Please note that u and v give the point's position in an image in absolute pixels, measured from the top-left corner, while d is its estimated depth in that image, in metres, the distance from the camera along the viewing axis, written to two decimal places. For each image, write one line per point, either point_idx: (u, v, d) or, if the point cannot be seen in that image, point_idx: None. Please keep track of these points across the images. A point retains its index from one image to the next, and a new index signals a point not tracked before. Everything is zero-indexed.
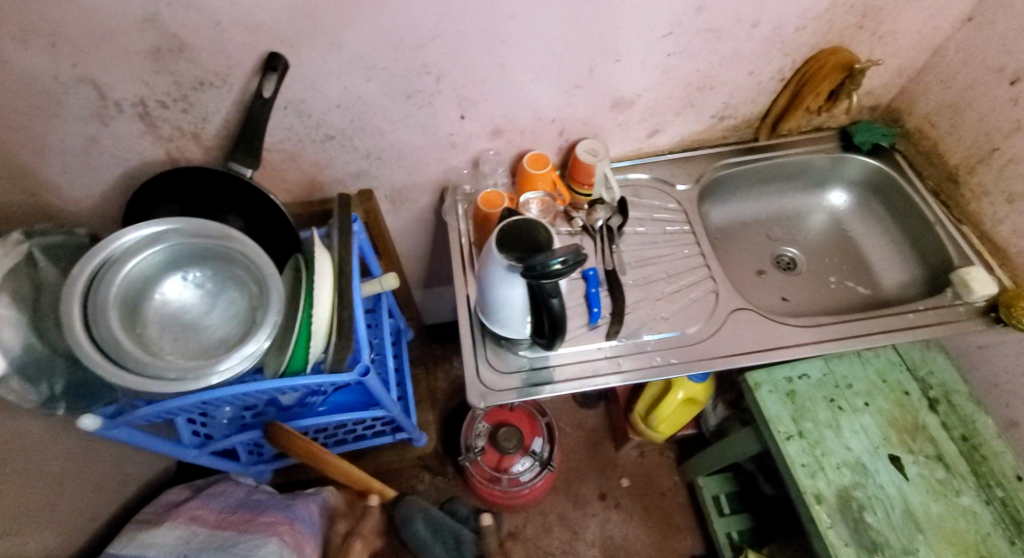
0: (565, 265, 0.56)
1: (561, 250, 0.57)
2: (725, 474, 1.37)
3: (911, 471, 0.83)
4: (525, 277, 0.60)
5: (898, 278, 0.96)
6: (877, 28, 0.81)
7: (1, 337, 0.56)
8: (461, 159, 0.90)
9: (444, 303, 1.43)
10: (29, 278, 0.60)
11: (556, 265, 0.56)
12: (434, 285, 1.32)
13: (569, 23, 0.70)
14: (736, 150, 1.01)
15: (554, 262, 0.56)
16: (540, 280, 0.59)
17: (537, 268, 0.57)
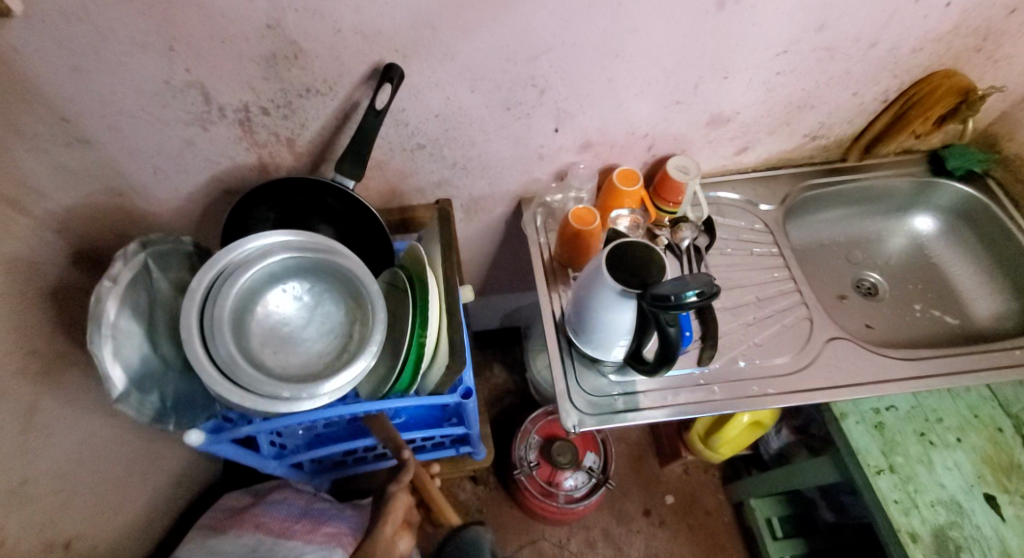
0: (701, 298, 0.55)
1: (695, 282, 0.55)
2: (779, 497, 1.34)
3: (1008, 512, 0.80)
4: (650, 306, 0.58)
5: (989, 309, 0.93)
6: (995, 51, 0.78)
7: (124, 351, 0.60)
8: (546, 171, 0.88)
9: (495, 311, 1.40)
10: (146, 293, 0.64)
11: (691, 298, 0.55)
12: (489, 293, 1.29)
13: (687, 38, 0.68)
14: (822, 170, 0.98)
15: (690, 293, 0.54)
16: (668, 311, 0.57)
17: (670, 300, 0.56)
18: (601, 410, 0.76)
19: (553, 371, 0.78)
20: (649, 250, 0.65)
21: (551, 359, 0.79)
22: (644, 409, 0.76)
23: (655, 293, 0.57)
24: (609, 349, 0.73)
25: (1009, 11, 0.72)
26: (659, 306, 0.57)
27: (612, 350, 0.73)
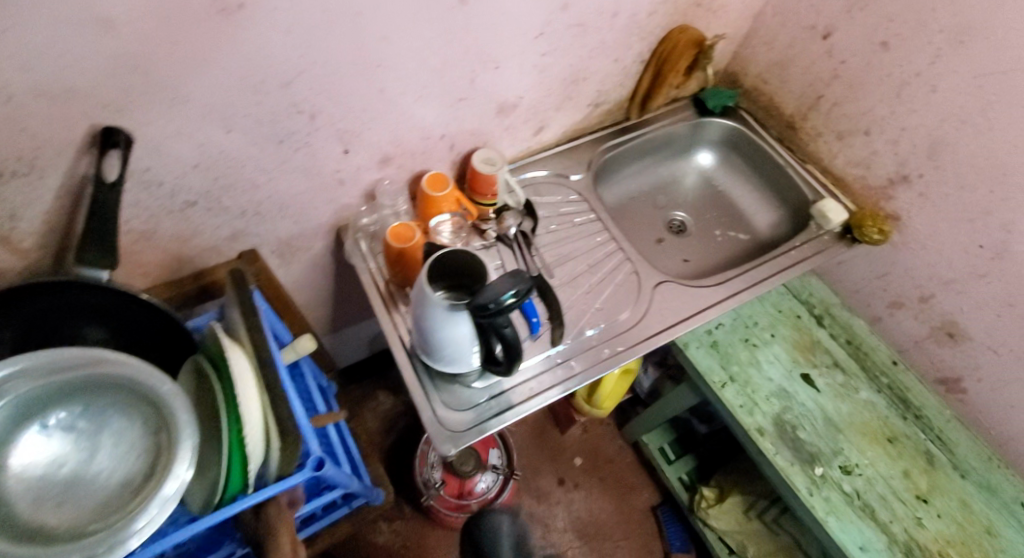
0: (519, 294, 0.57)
1: (508, 283, 0.57)
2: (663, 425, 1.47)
3: (821, 383, 0.95)
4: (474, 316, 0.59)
5: (767, 219, 1.08)
6: (712, 4, 0.89)
7: None
8: (353, 196, 0.82)
9: (355, 344, 1.32)
10: None
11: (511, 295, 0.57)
12: (342, 329, 1.21)
13: (444, 38, 0.66)
14: (614, 132, 1.05)
15: (506, 295, 0.57)
16: (492, 317, 0.58)
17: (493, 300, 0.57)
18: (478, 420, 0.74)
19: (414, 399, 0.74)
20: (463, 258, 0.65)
21: (409, 388, 0.75)
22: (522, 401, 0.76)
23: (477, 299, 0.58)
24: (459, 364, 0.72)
25: None
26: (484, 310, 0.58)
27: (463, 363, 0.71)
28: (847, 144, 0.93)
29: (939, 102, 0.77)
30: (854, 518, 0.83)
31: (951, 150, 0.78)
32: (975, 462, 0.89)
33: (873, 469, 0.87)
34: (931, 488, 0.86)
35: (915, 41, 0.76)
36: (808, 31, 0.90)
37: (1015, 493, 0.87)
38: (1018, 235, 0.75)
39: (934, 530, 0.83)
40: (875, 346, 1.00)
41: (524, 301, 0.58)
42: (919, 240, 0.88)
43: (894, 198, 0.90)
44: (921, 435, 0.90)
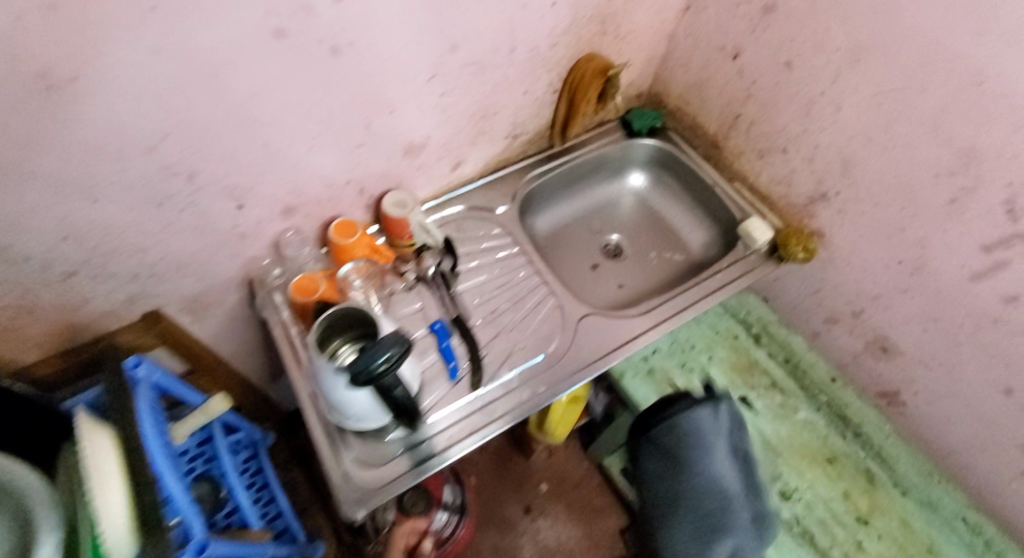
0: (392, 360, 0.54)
1: (384, 346, 0.55)
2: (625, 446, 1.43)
3: (759, 405, 0.93)
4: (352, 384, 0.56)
5: (699, 238, 1.07)
6: (618, 30, 0.88)
7: None
8: (258, 248, 0.79)
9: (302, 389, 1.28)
10: None
11: (383, 362, 0.54)
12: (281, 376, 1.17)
13: (325, 89, 0.65)
14: (540, 160, 1.04)
15: (379, 361, 0.54)
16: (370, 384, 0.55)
17: (363, 371, 0.54)
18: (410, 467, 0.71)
19: (323, 459, 0.70)
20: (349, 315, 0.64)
21: (318, 449, 0.71)
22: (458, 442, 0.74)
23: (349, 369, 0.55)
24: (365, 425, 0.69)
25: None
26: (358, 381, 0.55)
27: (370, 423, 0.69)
28: (768, 162, 0.92)
29: (845, 122, 0.76)
30: (792, 546, 0.81)
31: (860, 168, 0.77)
32: (916, 477, 0.87)
33: (811, 492, 0.85)
34: (871, 508, 0.84)
35: (815, 61, 0.75)
36: (718, 52, 0.89)
37: (957, 508, 0.85)
38: (932, 251, 0.73)
39: (875, 553, 0.81)
40: (812, 361, 0.98)
41: (402, 364, 0.56)
42: (844, 257, 0.87)
43: (816, 215, 0.88)
44: (860, 452, 0.89)
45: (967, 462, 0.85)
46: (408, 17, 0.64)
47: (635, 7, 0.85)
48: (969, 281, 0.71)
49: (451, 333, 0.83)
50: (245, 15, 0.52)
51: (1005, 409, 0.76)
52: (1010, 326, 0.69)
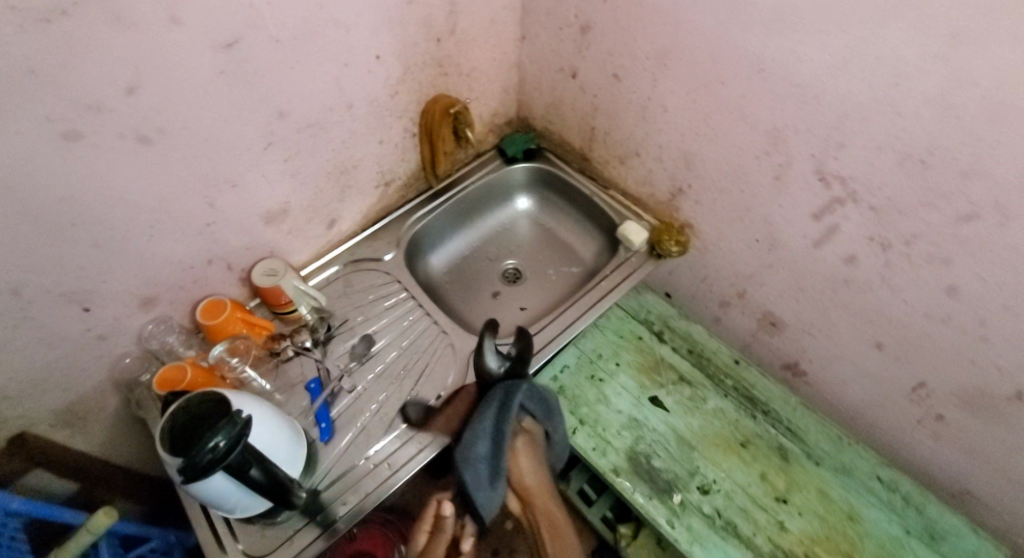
0: (219, 446, 0.54)
1: (213, 431, 0.55)
2: (579, 464, 1.32)
3: (670, 403, 0.93)
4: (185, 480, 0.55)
5: (591, 247, 1.08)
6: (460, 69, 0.91)
7: None
8: (126, 344, 0.79)
9: None
10: None
11: (208, 450, 0.54)
12: None
13: (146, 179, 0.66)
14: (422, 201, 1.05)
15: (209, 446, 0.54)
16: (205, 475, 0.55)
17: (188, 466, 0.53)
18: (319, 532, 0.73)
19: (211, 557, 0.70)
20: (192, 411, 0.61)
21: (207, 549, 0.71)
22: (366, 496, 0.75)
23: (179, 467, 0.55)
24: (250, 511, 0.69)
25: (437, 43, 0.84)
26: (188, 476, 0.54)
27: (256, 507, 0.69)
28: (629, 166, 0.95)
29: (672, 120, 0.80)
30: (718, 542, 0.81)
31: (699, 160, 0.81)
32: (827, 446, 0.89)
33: (728, 481, 0.86)
34: (789, 485, 0.85)
35: (635, 70, 0.80)
36: (560, 74, 0.93)
37: (870, 468, 0.86)
38: (778, 224, 0.78)
39: (797, 530, 0.81)
40: (714, 348, 1.00)
41: (236, 444, 0.56)
42: (712, 243, 0.90)
43: (680, 209, 0.92)
44: (772, 431, 0.90)
45: (870, 421, 0.87)
46: (219, 95, 0.65)
47: (468, 46, 0.89)
48: (813, 248, 0.75)
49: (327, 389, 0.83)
50: (27, 124, 0.54)
51: (881, 361, 0.79)
52: (860, 285, 0.73)
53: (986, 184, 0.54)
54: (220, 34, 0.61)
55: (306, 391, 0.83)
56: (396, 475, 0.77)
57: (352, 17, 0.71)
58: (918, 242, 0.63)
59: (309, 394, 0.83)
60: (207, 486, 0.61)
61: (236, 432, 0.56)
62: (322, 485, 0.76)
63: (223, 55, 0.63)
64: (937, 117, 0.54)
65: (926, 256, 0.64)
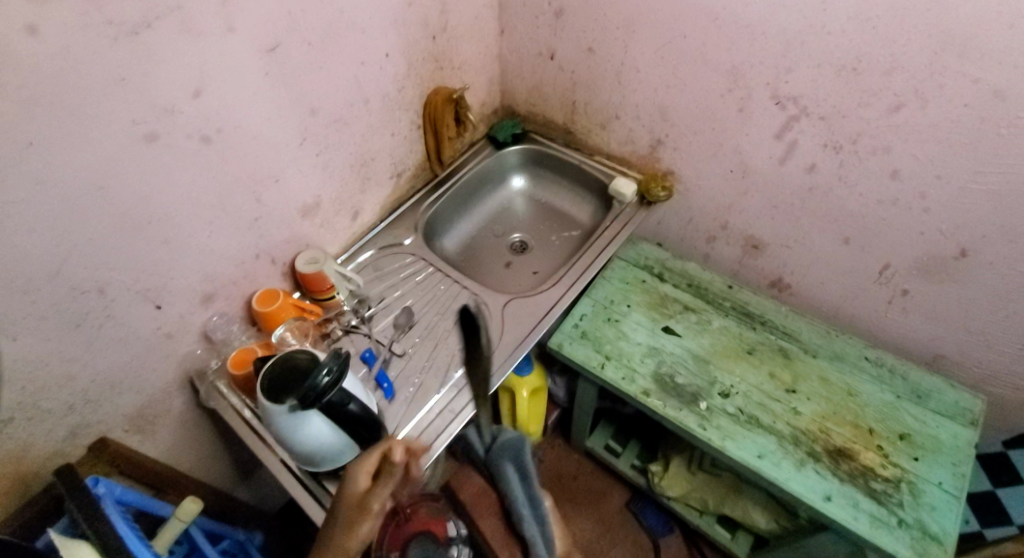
0: (328, 375, 0.62)
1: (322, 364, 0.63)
2: (601, 423, 1.42)
3: (681, 329, 1.05)
4: (304, 407, 0.63)
5: (586, 210, 1.20)
6: (452, 64, 1.04)
7: None
8: (189, 341, 0.84)
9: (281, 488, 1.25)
10: None
11: (322, 378, 0.62)
12: (255, 476, 1.15)
13: (206, 176, 0.73)
14: (429, 190, 1.15)
15: (322, 375, 0.62)
16: (317, 402, 0.63)
17: (307, 393, 0.62)
18: None
19: (309, 510, 0.76)
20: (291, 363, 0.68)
21: (305, 507, 0.76)
22: (435, 440, 0.82)
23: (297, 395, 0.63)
24: (337, 466, 0.75)
25: (433, 40, 0.96)
26: (304, 402, 0.62)
27: (342, 462, 0.75)
28: (610, 129, 1.09)
29: (645, 78, 0.94)
30: (746, 434, 0.91)
31: (673, 110, 0.95)
32: (820, 341, 1.02)
33: (743, 384, 0.97)
34: (795, 377, 0.97)
35: (607, 40, 0.94)
36: (539, 58, 1.07)
37: (858, 352, 1.00)
38: (747, 151, 0.92)
39: (809, 412, 0.93)
40: (709, 278, 1.12)
41: (342, 375, 0.64)
42: (693, 183, 1.04)
43: (661, 159, 1.05)
44: (771, 337, 1.03)
45: (850, 312, 1.01)
46: (265, 95, 0.75)
47: (458, 42, 1.02)
48: (779, 165, 0.89)
49: (381, 357, 0.91)
50: (117, 128, 0.61)
51: (850, 254, 0.93)
52: (822, 189, 0.87)
53: (906, 76, 0.69)
54: (266, 38, 0.71)
55: (360, 360, 0.90)
56: (457, 421, 0.83)
57: (365, 19, 0.82)
58: (862, 138, 0.78)
59: (364, 362, 0.90)
60: (308, 430, 0.68)
61: (344, 369, 0.64)
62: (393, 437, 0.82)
63: (267, 58, 0.72)
64: (859, 29, 0.69)
65: (871, 148, 0.78)
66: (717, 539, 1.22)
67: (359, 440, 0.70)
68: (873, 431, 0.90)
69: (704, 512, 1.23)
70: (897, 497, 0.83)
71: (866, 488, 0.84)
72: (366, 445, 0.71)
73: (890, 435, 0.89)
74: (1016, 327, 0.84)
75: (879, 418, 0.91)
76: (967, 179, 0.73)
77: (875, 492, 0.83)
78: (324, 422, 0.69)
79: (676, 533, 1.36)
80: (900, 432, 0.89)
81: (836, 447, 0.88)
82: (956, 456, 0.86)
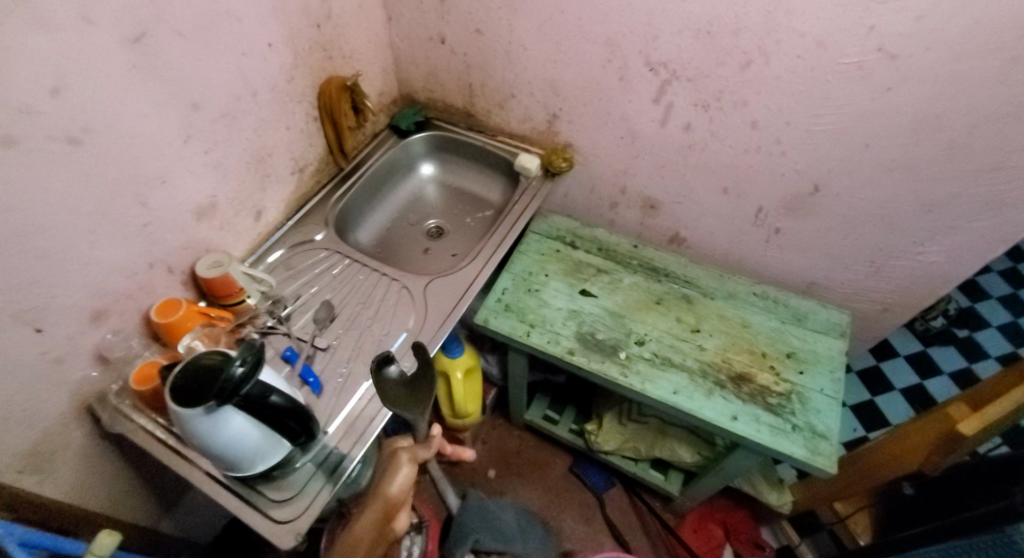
0: (242, 365, 0.59)
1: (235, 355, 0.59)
2: (537, 395, 1.47)
3: (596, 290, 1.12)
4: (220, 404, 0.59)
5: (495, 190, 1.24)
6: (342, 52, 1.03)
7: None
8: (84, 367, 0.76)
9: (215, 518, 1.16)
10: None
11: (236, 369, 0.58)
12: (183, 509, 1.06)
13: (82, 180, 0.67)
14: (336, 184, 1.14)
15: (235, 367, 0.58)
16: (236, 395, 0.59)
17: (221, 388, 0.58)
18: (329, 476, 0.77)
19: (243, 518, 0.73)
20: (200, 362, 0.63)
21: (239, 515, 0.73)
22: (370, 424, 0.81)
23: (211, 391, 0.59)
24: (267, 467, 0.72)
25: (318, 29, 0.96)
26: (220, 397, 0.58)
27: (272, 463, 0.72)
28: (507, 108, 1.13)
29: (533, 56, 1.00)
30: (662, 374, 1.00)
31: (562, 84, 1.01)
32: (716, 284, 1.13)
33: (655, 330, 1.06)
34: (698, 318, 1.07)
35: (493, 20, 0.98)
36: (430, 43, 1.10)
37: (748, 289, 1.12)
38: (632, 117, 0.99)
39: (713, 347, 1.03)
40: (616, 241, 1.20)
41: (259, 363, 0.60)
42: (589, 152, 1.11)
43: (559, 132, 1.11)
44: (675, 286, 1.12)
45: (738, 255, 1.13)
46: (141, 89, 0.70)
47: (344, 30, 1.02)
48: (661, 127, 0.98)
49: (304, 354, 0.88)
50: None
51: (730, 202, 1.04)
52: (699, 145, 0.97)
53: (750, 36, 0.79)
54: (131, 28, 0.66)
55: (283, 359, 0.87)
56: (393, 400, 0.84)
57: (241, 8, 0.80)
58: (726, 95, 0.87)
59: (286, 361, 0.87)
60: (227, 431, 0.64)
61: (260, 359, 0.61)
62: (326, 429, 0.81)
63: (133, 50, 0.68)
64: None
65: (734, 103, 0.88)
66: (652, 481, 1.31)
67: (289, 435, 0.67)
68: (767, 354, 1.01)
69: (639, 459, 1.32)
70: (789, 407, 0.94)
71: (764, 403, 0.95)
72: (297, 439, 0.68)
73: (780, 355, 1.01)
74: (865, 247, 0.98)
75: (769, 342, 1.03)
76: (809, 123, 0.84)
77: (771, 406, 0.95)
78: (245, 418, 0.65)
79: (617, 485, 1.44)
80: (787, 351, 1.02)
81: (737, 372, 0.99)
82: (832, 364, 1.00)
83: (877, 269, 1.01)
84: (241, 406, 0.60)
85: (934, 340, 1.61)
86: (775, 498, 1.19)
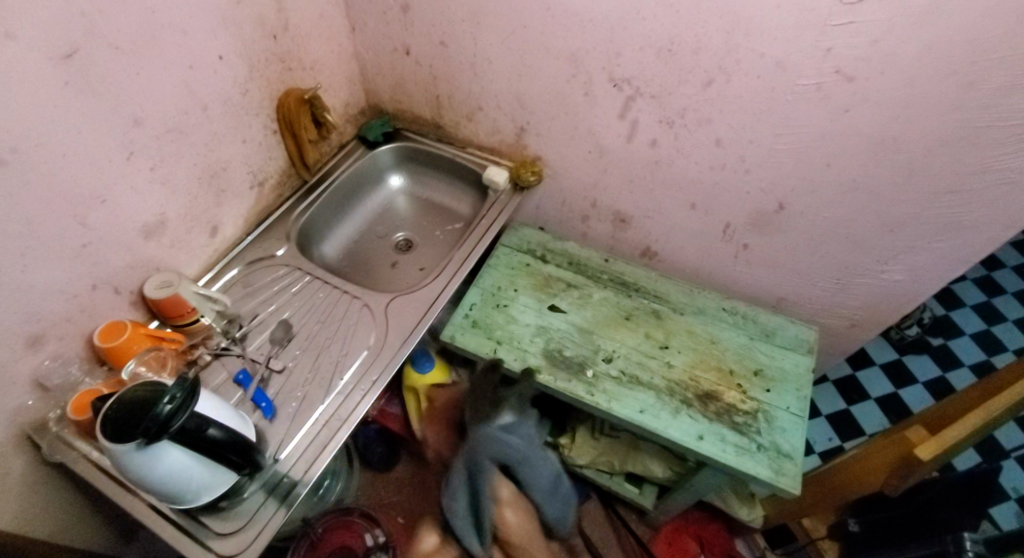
0: (173, 401, 0.59)
1: (165, 391, 0.59)
2: None
3: (566, 305, 1.10)
4: (149, 442, 0.58)
5: (465, 202, 1.22)
6: (302, 63, 1.01)
7: None
8: (20, 394, 0.73)
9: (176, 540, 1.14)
10: None
11: (164, 407, 0.58)
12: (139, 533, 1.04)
13: (8, 203, 0.64)
14: (299, 197, 1.11)
15: (165, 404, 0.58)
16: (166, 432, 0.59)
17: (150, 426, 0.57)
18: (278, 505, 0.75)
19: (185, 552, 0.71)
20: (129, 396, 0.61)
21: (182, 549, 0.71)
22: (323, 450, 0.79)
23: (140, 429, 0.58)
24: (213, 497, 0.70)
25: (275, 40, 0.93)
26: (149, 436, 0.58)
27: (219, 493, 0.70)
28: (474, 120, 1.11)
29: (498, 68, 0.98)
30: (629, 393, 0.98)
31: (528, 97, 0.99)
32: (686, 299, 1.12)
33: (623, 347, 1.04)
34: (666, 335, 1.06)
35: (455, 32, 0.97)
36: (395, 54, 1.08)
37: (717, 304, 1.11)
38: (598, 132, 0.98)
39: (680, 364, 1.02)
40: (587, 255, 1.19)
41: (190, 398, 0.61)
42: (556, 165, 1.09)
43: (527, 145, 1.09)
44: (645, 301, 1.11)
45: (708, 270, 1.12)
46: (74, 106, 0.68)
47: (304, 41, 1.00)
48: (627, 142, 0.96)
49: (257, 377, 0.87)
50: None
51: (697, 217, 1.03)
52: (666, 160, 0.96)
53: (710, 54, 0.78)
54: (59, 44, 0.64)
55: (235, 383, 0.85)
56: (349, 426, 0.82)
57: (185, 20, 0.77)
58: (689, 112, 0.86)
59: (239, 384, 0.85)
60: (164, 468, 0.62)
61: (192, 392, 0.61)
62: (278, 455, 0.79)
63: (64, 66, 0.65)
64: (667, 13, 0.77)
65: (696, 120, 0.87)
66: (627, 495, 1.29)
67: (231, 466, 0.68)
68: (735, 372, 1.00)
69: (613, 473, 1.30)
70: (755, 426, 0.94)
71: (730, 422, 0.94)
72: (241, 470, 0.70)
73: (747, 372, 1.00)
74: (830, 264, 0.97)
75: (737, 359, 1.02)
76: (771, 141, 0.84)
77: (737, 425, 0.94)
78: (183, 453, 0.63)
79: (594, 498, 1.40)
80: (754, 368, 1.01)
81: (704, 391, 0.98)
82: (799, 381, 0.99)
83: (843, 285, 1.00)
84: (175, 440, 0.60)
85: (909, 349, 1.62)
86: (746, 513, 1.18)
